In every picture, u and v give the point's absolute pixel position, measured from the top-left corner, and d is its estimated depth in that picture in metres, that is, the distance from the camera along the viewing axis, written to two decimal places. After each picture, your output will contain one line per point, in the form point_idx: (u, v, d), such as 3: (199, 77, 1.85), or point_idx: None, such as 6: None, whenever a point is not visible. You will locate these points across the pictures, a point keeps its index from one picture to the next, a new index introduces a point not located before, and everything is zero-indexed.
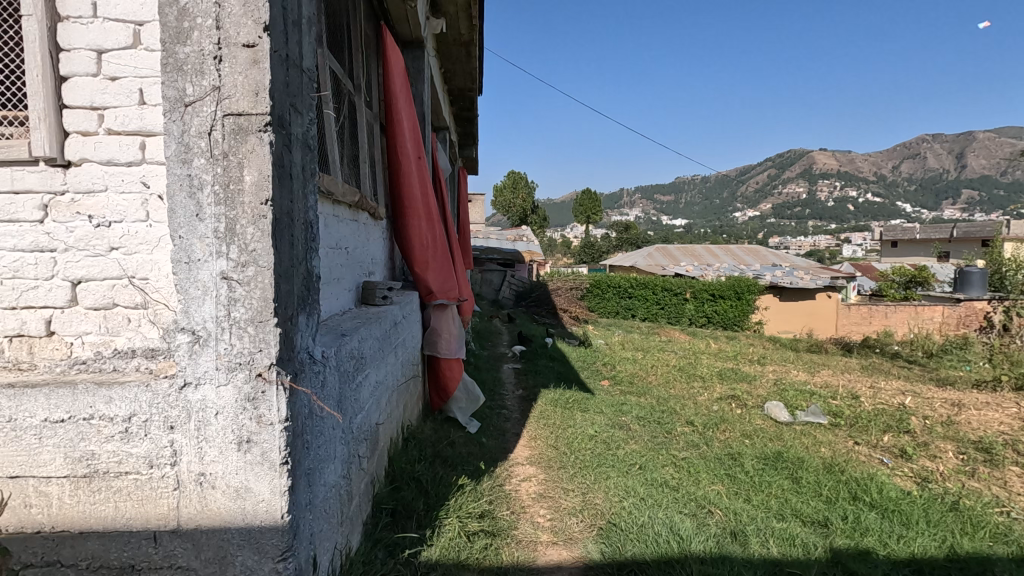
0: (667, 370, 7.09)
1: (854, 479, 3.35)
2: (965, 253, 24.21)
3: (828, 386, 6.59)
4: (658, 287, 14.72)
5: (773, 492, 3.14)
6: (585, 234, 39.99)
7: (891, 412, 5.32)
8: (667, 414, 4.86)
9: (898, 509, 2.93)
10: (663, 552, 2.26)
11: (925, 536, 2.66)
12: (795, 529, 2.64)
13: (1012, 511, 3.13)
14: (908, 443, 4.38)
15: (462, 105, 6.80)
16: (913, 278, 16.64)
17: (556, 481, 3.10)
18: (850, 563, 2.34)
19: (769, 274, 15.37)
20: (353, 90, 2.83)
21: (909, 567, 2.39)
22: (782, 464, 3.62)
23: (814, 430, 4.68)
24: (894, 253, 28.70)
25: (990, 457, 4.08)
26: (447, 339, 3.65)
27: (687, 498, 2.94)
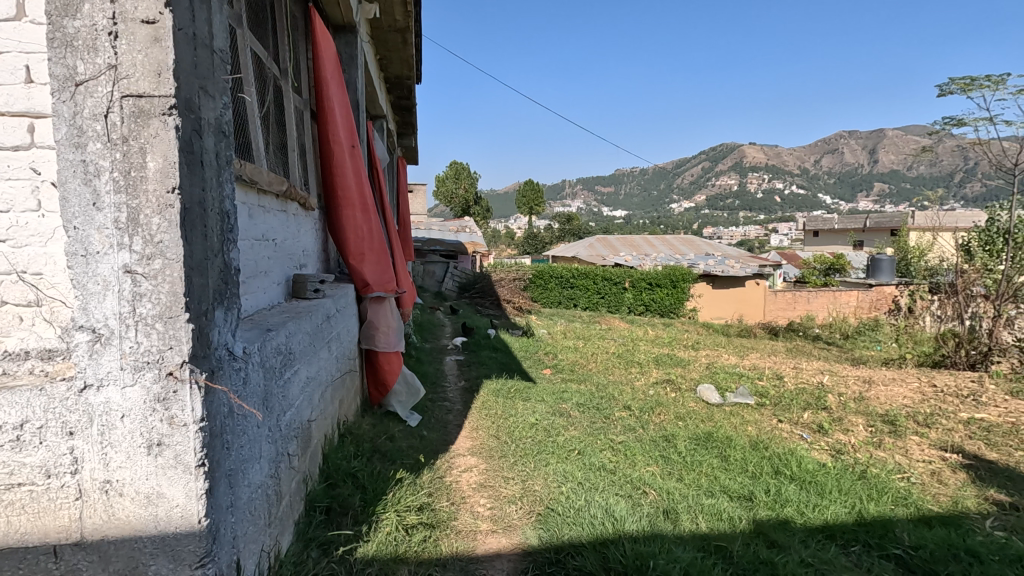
0: (607, 357, 7.28)
1: (776, 455, 3.58)
2: (877, 242, 26.17)
3: (756, 368, 6.98)
4: (598, 277, 15.05)
5: (703, 471, 3.29)
6: (528, 225, 40.23)
7: (811, 390, 5.71)
8: (606, 400, 5.00)
9: (814, 480, 3.16)
10: (598, 533, 2.33)
11: (837, 503, 2.87)
12: (722, 504, 2.78)
13: (911, 477, 3.43)
14: (825, 418, 4.71)
15: (399, 93, 6.65)
16: (832, 266, 18.01)
17: (497, 470, 3.12)
18: (770, 533, 2.50)
19: (702, 263, 16.04)
20: (279, 74, 2.70)
21: (823, 533, 2.58)
22: (712, 443, 3.81)
23: (742, 410, 4.95)
24: (815, 243, 30.69)
25: (894, 428, 4.46)
26: (384, 332, 3.58)
27: (624, 480, 3.04)
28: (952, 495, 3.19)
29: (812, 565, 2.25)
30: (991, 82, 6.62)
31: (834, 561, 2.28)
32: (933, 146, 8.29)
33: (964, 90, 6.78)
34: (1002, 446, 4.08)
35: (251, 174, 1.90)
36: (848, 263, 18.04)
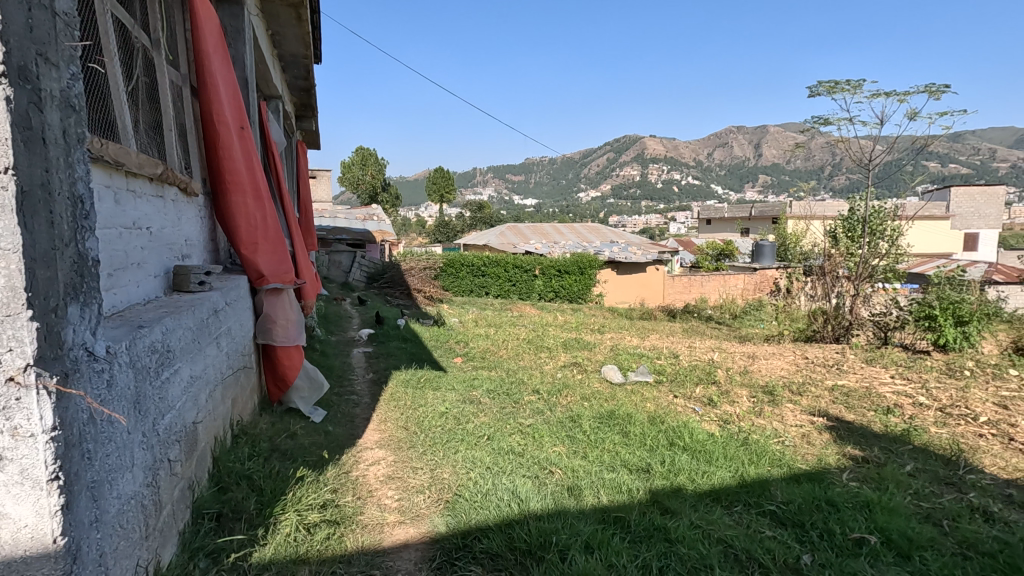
0: (517, 344, 7.41)
1: (671, 428, 3.84)
2: (760, 229, 28.67)
3: (655, 348, 7.42)
4: (509, 265, 15.22)
5: (606, 447, 3.46)
6: (440, 213, 39.78)
7: (703, 366, 6.18)
8: (515, 385, 5.10)
9: (703, 449, 3.43)
10: (504, 515, 2.38)
11: (723, 468, 3.14)
12: (622, 477, 2.95)
13: (785, 440, 3.83)
14: (714, 392, 5.13)
15: (296, 73, 6.28)
16: (722, 251, 19.53)
17: (406, 461, 3.09)
18: (664, 500, 2.69)
19: (608, 250, 16.74)
20: (150, 46, 2.45)
21: (710, 497, 2.81)
22: (614, 421, 4.01)
23: (642, 387, 5.26)
24: (708, 230, 33.06)
25: (772, 397, 4.95)
26: (283, 326, 3.38)
27: (531, 461, 3.13)
28: (817, 453, 3.60)
29: (700, 527, 2.45)
30: (851, 86, 7.42)
31: (718, 521, 2.50)
32: (805, 143, 9.18)
33: (830, 92, 7.55)
34: (858, 408, 4.66)
35: (113, 155, 1.71)
36: (736, 249, 19.60)
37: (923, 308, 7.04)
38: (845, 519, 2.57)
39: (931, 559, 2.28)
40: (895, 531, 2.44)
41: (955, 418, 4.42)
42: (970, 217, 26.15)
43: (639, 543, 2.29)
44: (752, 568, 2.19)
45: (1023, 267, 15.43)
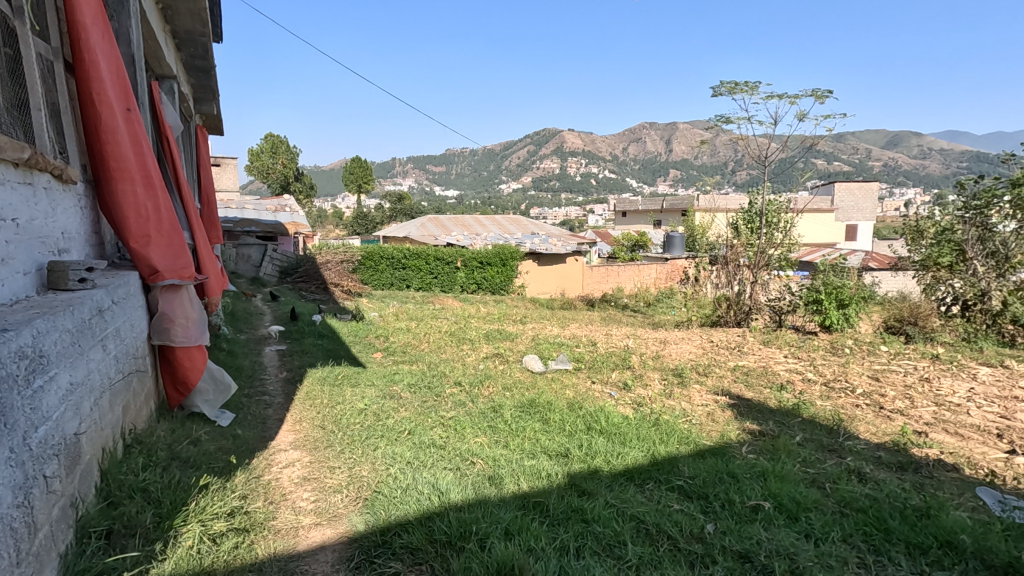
0: (439, 336, 7.35)
1: (588, 413, 3.99)
2: (671, 222, 30.26)
3: (574, 337, 7.65)
4: (431, 257, 15.01)
5: (527, 435, 3.54)
6: (358, 204, 38.54)
7: (619, 353, 6.44)
8: (437, 378, 5.07)
9: (618, 431, 3.59)
10: (424, 508, 2.37)
11: (636, 449, 3.30)
12: (542, 463, 3.02)
13: (693, 419, 4.09)
14: (629, 376, 5.38)
15: (192, 51, 5.81)
16: (637, 242, 20.35)
17: (322, 461, 2.99)
18: (581, 483, 2.79)
19: (529, 242, 16.95)
20: (13, 14, 2.17)
21: (624, 476, 2.95)
22: (535, 409, 4.09)
23: (561, 375, 5.42)
24: (624, 223, 34.46)
25: (681, 380, 5.26)
26: (182, 325, 3.13)
27: (453, 453, 3.13)
28: (721, 429, 3.88)
29: (614, 505, 2.57)
30: (749, 87, 7.97)
31: (631, 499, 2.63)
32: (710, 140, 9.76)
33: (731, 92, 8.06)
34: (756, 386, 5.07)
35: None
36: (649, 239, 20.53)
37: (811, 293, 7.74)
38: (744, 488, 2.79)
39: (815, 519, 2.53)
40: (786, 495, 2.69)
41: (837, 392, 4.92)
42: (851, 210, 28.97)
43: (557, 526, 2.36)
44: (661, 540, 2.32)
45: (893, 254, 17.30)
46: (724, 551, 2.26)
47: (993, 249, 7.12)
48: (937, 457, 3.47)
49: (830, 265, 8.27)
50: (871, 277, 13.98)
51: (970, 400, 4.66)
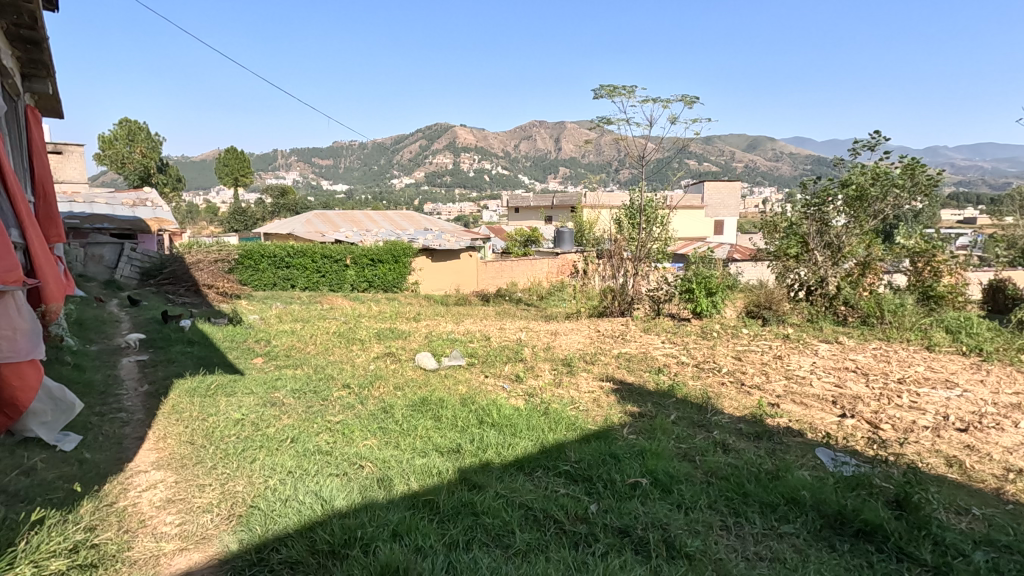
0: (326, 338, 7.02)
1: (480, 407, 4.02)
2: (561, 218, 31.43)
3: (468, 332, 7.66)
4: (317, 255, 14.17)
5: (418, 434, 3.49)
6: (234, 199, 35.63)
7: (511, 346, 6.56)
8: (323, 381, 4.84)
9: (509, 423, 3.65)
10: (306, 519, 2.25)
11: (526, 439, 3.39)
12: (433, 461, 3.00)
13: (580, 406, 4.28)
14: (520, 369, 5.50)
15: (15, 19, 4.98)
16: (529, 239, 20.90)
17: (190, 480, 2.72)
18: (472, 477, 2.80)
19: (422, 238, 16.72)
20: None
21: (515, 466, 3.02)
22: (427, 407, 4.06)
23: (454, 371, 5.41)
24: (516, 219, 35.29)
25: (570, 369, 5.48)
26: (8, 337, 2.67)
27: (340, 459, 3.00)
28: (605, 414, 4.10)
29: (504, 496, 2.62)
30: (626, 91, 8.46)
31: (520, 488, 2.69)
32: (594, 139, 10.25)
33: (611, 95, 8.50)
34: (637, 371, 5.43)
35: None
36: (541, 235, 21.18)
37: (684, 283, 8.43)
38: (624, 467, 2.97)
39: (686, 490, 2.76)
40: (661, 471, 2.91)
41: (706, 372, 5.41)
42: (717, 207, 32.10)
43: (446, 522, 2.36)
44: (548, 525, 2.41)
45: (752, 246, 19.38)
46: (606, 528, 2.39)
47: (829, 241, 8.25)
48: (786, 424, 3.94)
49: (700, 257, 9.07)
50: (732, 269, 15.57)
51: (812, 372, 5.35)
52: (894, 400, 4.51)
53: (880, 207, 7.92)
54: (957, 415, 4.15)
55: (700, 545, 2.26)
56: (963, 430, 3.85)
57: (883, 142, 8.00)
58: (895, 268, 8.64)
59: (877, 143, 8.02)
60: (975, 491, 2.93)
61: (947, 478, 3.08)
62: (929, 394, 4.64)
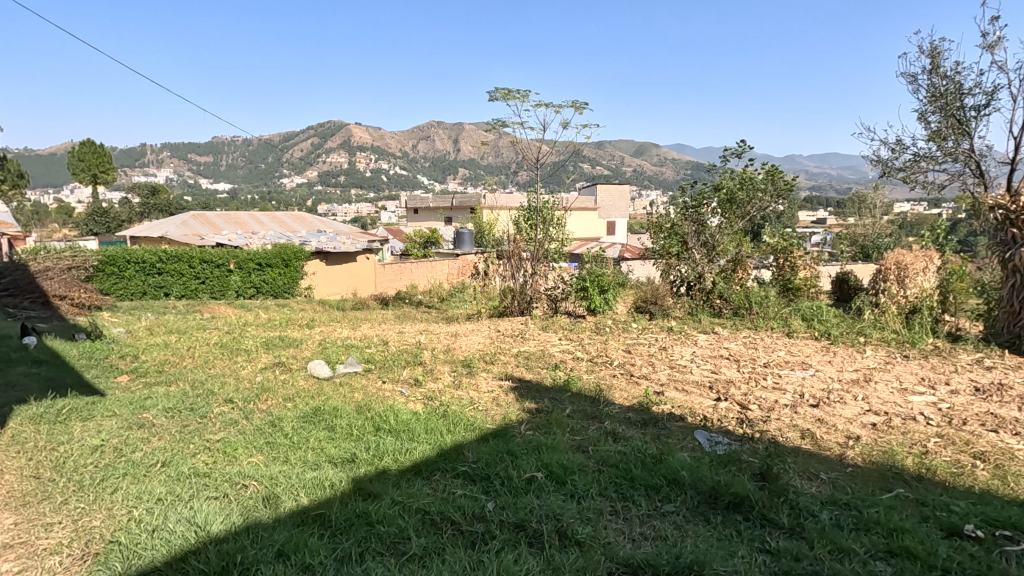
0: (206, 350, 6.46)
1: (377, 413, 3.91)
2: (461, 218, 31.54)
3: (365, 337, 7.42)
4: (195, 260, 12.99)
5: (310, 446, 3.32)
6: (93, 198, 31.68)
7: (410, 350, 6.45)
8: (202, 397, 4.44)
9: (407, 428, 3.59)
10: (176, 551, 2.08)
11: (424, 443, 3.35)
12: (325, 473, 2.87)
13: (479, 406, 4.32)
14: (419, 372, 5.42)
15: None
16: (429, 240, 20.68)
17: (34, 519, 2.38)
18: (368, 486, 2.73)
19: (314, 240, 16.03)
20: None
21: (412, 471, 2.97)
22: (320, 417, 3.87)
23: (350, 379, 5.21)
24: (415, 219, 34.88)
25: (469, 370, 5.51)
26: None
27: (220, 479, 2.78)
28: (503, 412, 4.17)
29: (400, 502, 2.57)
30: (520, 95, 8.65)
31: (416, 493, 2.66)
32: (490, 141, 10.37)
33: (505, 98, 8.64)
34: (535, 368, 5.57)
35: None
36: (441, 237, 21.19)
37: (579, 282, 8.79)
38: (520, 463, 3.04)
39: (578, 480, 2.87)
40: (555, 464, 3.01)
41: (599, 365, 5.69)
42: (609, 209, 34.12)
43: (338, 536, 2.28)
44: (444, 527, 2.40)
45: (641, 246, 20.65)
46: (502, 525, 2.44)
47: (705, 240, 8.99)
48: (670, 411, 4.24)
49: (593, 257, 9.50)
50: (624, 267, 16.48)
51: (692, 361, 5.82)
52: (761, 382, 5.02)
53: (747, 209, 8.78)
54: (811, 392, 4.71)
55: (590, 531, 2.36)
56: (815, 406, 4.37)
57: (747, 149, 8.81)
58: (762, 264, 9.63)
59: (742, 150, 8.79)
60: (823, 458, 3.35)
61: (801, 449, 3.49)
62: (788, 376, 5.23)
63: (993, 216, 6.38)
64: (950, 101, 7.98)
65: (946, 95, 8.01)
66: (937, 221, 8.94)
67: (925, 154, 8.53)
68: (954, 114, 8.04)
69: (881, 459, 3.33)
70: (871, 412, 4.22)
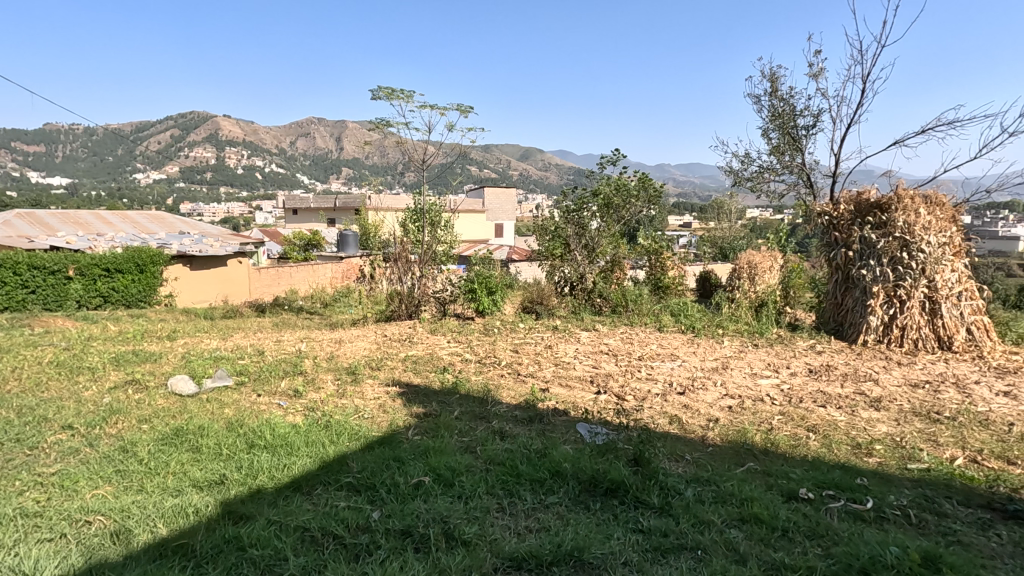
0: (37, 370, 5.55)
1: (251, 429, 3.63)
2: (345, 220, 30.31)
3: (237, 348, 6.84)
4: (22, 267, 10.92)
5: (171, 471, 3.00)
6: None
7: (289, 359, 6.07)
8: (30, 426, 3.81)
9: (285, 442, 3.38)
10: None
11: (303, 457, 3.17)
12: (189, 498, 2.62)
13: (364, 414, 4.18)
14: (299, 382, 5.11)
15: None
16: (310, 242, 19.69)
17: None
18: (239, 508, 2.54)
19: (176, 242, 14.47)
20: None
21: (290, 488, 2.81)
22: (183, 438, 3.50)
23: (219, 394, 4.77)
24: (294, 220, 32.91)
25: (354, 377, 5.30)
26: None
27: (55, 518, 2.42)
28: (390, 418, 4.08)
29: (276, 522, 2.42)
30: (404, 95, 8.50)
31: (295, 510, 2.52)
32: (374, 141, 10.07)
33: (389, 97, 8.44)
34: (423, 372, 5.50)
35: None
36: (323, 239, 20.23)
37: (467, 284, 8.84)
38: (407, 469, 2.99)
39: (466, 481, 2.89)
40: (443, 467, 3.00)
41: (486, 366, 5.76)
42: (496, 211, 34.80)
43: (203, 566, 2.10)
44: (325, 543, 2.30)
45: (527, 249, 21.25)
46: (387, 534, 2.38)
47: (586, 242, 9.47)
48: (554, 406, 4.42)
49: (481, 259, 9.60)
50: (511, 269, 16.85)
51: (575, 357, 6.11)
52: (636, 374, 5.41)
53: (622, 214, 9.41)
54: (678, 381, 5.16)
55: (477, 530, 2.40)
56: (682, 393, 4.80)
57: (621, 157, 9.48)
58: (636, 264, 10.36)
59: (617, 158, 9.44)
60: (688, 440, 3.68)
61: (670, 433, 3.81)
62: (659, 367, 5.69)
63: (821, 221, 7.44)
64: (786, 121, 9.19)
65: (783, 115, 9.20)
66: (779, 226, 10.21)
67: (768, 167, 9.70)
68: (790, 132, 9.28)
69: (736, 437, 3.75)
70: (728, 396, 4.73)
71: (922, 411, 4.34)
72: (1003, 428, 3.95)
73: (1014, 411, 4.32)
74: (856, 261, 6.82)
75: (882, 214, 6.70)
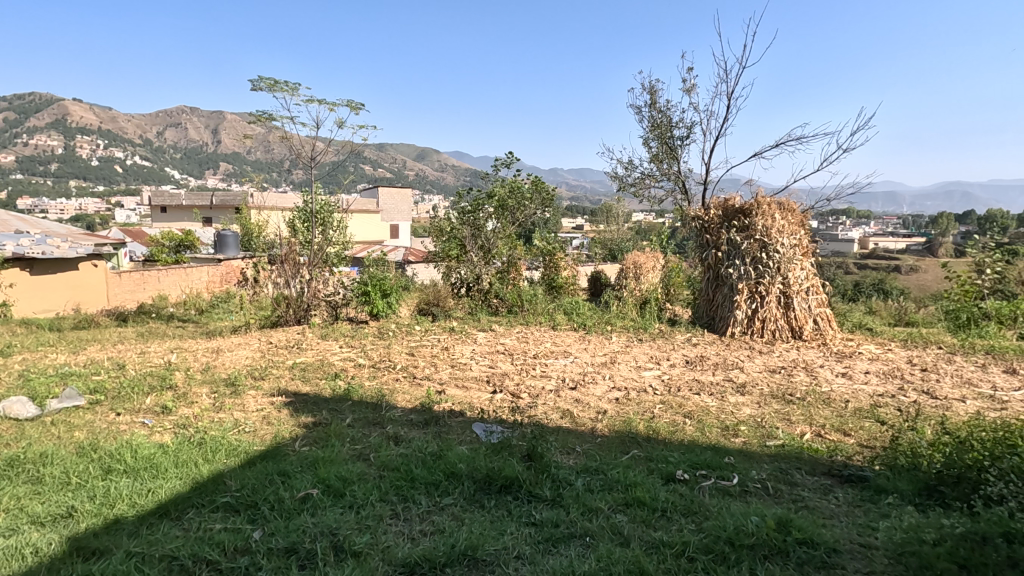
0: None
1: (107, 453, 3.23)
2: (223, 218, 28.02)
3: (90, 362, 6.03)
4: None
5: (3, 509, 2.58)
6: None
7: (156, 372, 5.47)
8: None
9: (150, 465, 3.04)
10: None
11: (171, 479, 2.88)
12: (26, 537, 2.28)
13: (245, 428, 3.88)
14: (168, 398, 4.63)
15: None
16: (182, 243, 17.91)
17: None
18: (92, 542, 2.25)
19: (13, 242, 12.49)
20: None
21: (156, 514, 2.54)
22: (19, 469, 3.03)
23: (67, 416, 4.18)
24: (164, 219, 29.83)
25: (234, 389, 4.90)
26: None
27: None
28: (274, 431, 3.82)
29: (138, 554, 2.19)
30: (289, 87, 8.03)
31: (161, 538, 2.29)
32: (256, 135, 9.42)
33: (271, 89, 7.93)
34: (312, 380, 5.23)
35: None
36: (198, 240, 18.44)
37: (360, 286, 8.54)
38: (294, 483, 2.83)
39: (357, 490, 2.79)
40: (333, 477, 2.87)
41: (381, 371, 5.61)
42: (391, 212, 34.02)
43: None
44: (196, 571, 2.11)
45: (424, 249, 20.95)
46: (270, 553, 2.24)
47: (482, 243, 9.53)
48: (450, 408, 4.41)
49: (375, 260, 9.33)
50: (408, 271, 16.54)
51: (471, 358, 6.13)
52: (531, 372, 5.55)
53: (517, 215, 9.62)
54: (570, 377, 5.37)
55: (368, 540, 2.33)
56: (574, 388, 5.00)
57: (515, 160, 9.68)
58: (531, 265, 10.62)
59: (511, 161, 9.63)
60: (578, 433, 3.85)
61: (562, 427, 3.96)
62: (552, 364, 5.88)
63: (695, 224, 8.13)
64: (664, 131, 9.94)
65: (661, 126, 9.94)
66: (660, 229, 10.99)
67: (649, 173, 10.41)
68: (668, 142, 10.05)
69: (622, 427, 3.98)
70: (615, 389, 5.01)
71: (779, 393, 4.89)
72: (841, 405, 4.57)
73: (849, 390, 5.02)
74: (724, 261, 7.52)
75: (744, 219, 7.45)
